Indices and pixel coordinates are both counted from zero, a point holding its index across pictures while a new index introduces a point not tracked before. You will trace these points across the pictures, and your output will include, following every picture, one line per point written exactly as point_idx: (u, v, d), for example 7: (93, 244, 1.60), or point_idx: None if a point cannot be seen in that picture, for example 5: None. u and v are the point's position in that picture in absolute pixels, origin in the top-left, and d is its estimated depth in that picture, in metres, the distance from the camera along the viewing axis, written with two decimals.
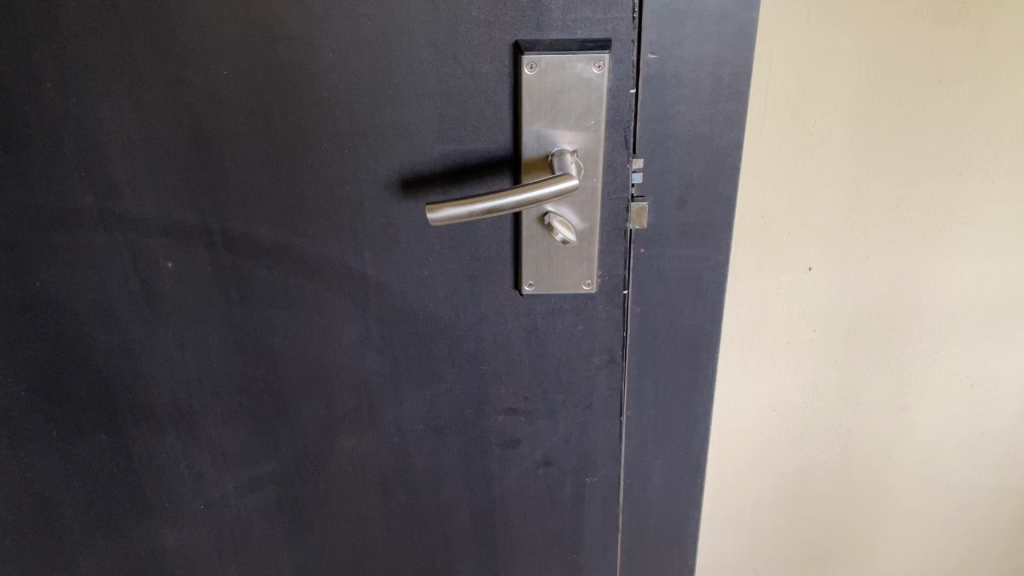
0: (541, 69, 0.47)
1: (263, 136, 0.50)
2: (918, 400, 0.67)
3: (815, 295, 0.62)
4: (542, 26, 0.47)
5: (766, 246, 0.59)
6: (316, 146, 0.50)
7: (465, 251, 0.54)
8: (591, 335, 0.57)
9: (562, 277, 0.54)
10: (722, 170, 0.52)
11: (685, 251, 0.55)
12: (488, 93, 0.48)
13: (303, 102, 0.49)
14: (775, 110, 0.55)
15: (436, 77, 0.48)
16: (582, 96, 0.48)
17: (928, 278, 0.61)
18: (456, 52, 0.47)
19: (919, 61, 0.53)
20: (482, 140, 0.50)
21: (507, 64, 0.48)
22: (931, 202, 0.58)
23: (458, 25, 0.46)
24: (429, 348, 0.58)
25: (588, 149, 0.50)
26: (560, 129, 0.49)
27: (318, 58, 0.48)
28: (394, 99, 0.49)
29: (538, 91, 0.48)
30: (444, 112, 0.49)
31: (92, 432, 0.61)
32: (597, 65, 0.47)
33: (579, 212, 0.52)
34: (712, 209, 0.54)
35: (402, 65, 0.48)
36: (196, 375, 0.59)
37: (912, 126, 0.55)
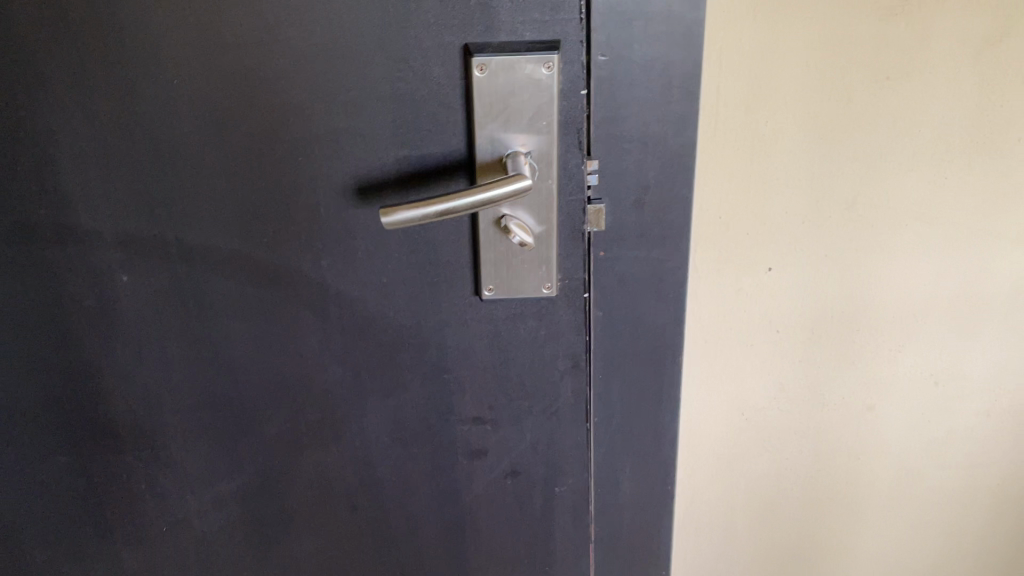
0: (492, 71, 0.47)
1: (216, 144, 0.50)
2: (884, 400, 0.68)
3: (775, 296, 0.62)
4: (491, 28, 0.47)
5: (726, 248, 0.60)
6: (272, 154, 0.50)
7: (424, 257, 0.54)
8: (554, 340, 0.58)
9: (522, 280, 0.54)
10: (672, 166, 0.54)
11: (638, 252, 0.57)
12: (440, 97, 0.49)
13: (256, 110, 0.49)
14: (728, 110, 0.55)
15: (387, 83, 0.48)
16: (533, 98, 0.48)
17: (886, 275, 0.62)
18: (407, 57, 0.47)
19: (865, 60, 0.54)
20: (436, 143, 0.50)
21: (457, 67, 0.48)
22: (884, 199, 0.59)
23: (408, 29, 0.47)
24: (392, 358, 0.57)
25: (542, 150, 0.50)
26: (513, 131, 0.49)
27: (269, 64, 0.48)
28: (347, 104, 0.49)
29: (489, 93, 0.48)
30: (397, 117, 0.49)
31: (53, 455, 0.60)
32: (546, 66, 0.47)
33: (535, 215, 0.52)
34: (666, 206, 0.55)
35: (353, 71, 0.48)
36: (154, 391, 0.58)
37: (862, 124, 0.56)
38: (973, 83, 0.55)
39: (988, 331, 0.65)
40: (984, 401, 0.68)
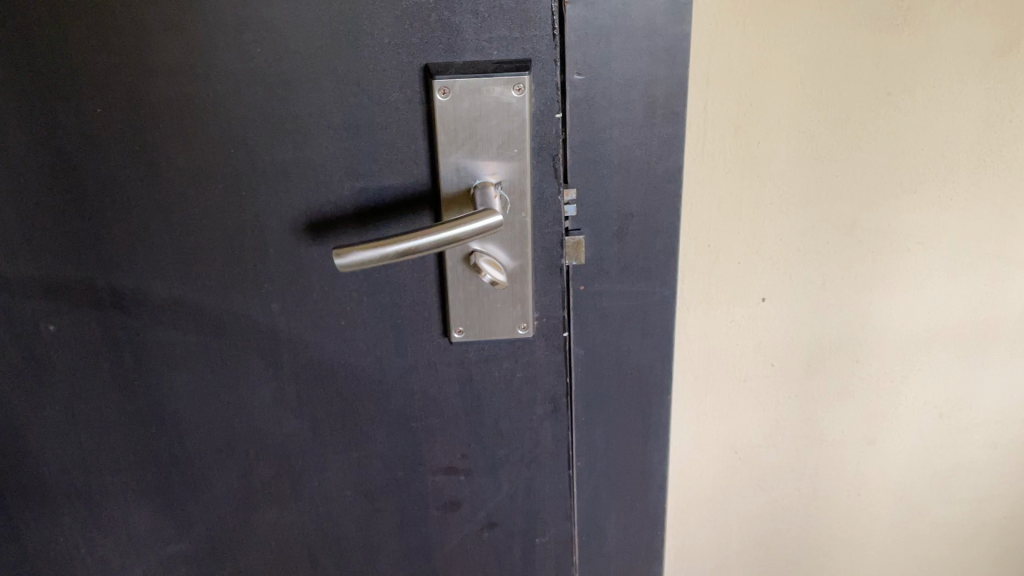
0: (456, 94, 0.42)
1: (148, 179, 0.45)
2: (885, 433, 0.64)
3: (769, 328, 0.58)
4: (454, 46, 0.42)
5: (715, 277, 0.55)
6: (211, 189, 0.45)
7: (386, 297, 0.49)
8: (531, 383, 0.53)
9: (495, 322, 0.49)
10: (656, 194, 0.49)
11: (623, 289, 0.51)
12: (398, 124, 0.44)
13: (191, 141, 0.44)
14: (716, 130, 0.50)
15: (339, 109, 0.43)
16: (503, 124, 0.43)
17: (886, 302, 0.58)
18: (361, 80, 0.42)
19: (864, 74, 0.50)
20: (395, 174, 0.45)
21: (417, 91, 0.43)
22: (885, 222, 0.55)
23: (360, 50, 0.42)
24: (354, 407, 0.52)
25: (514, 180, 0.45)
26: (482, 159, 0.44)
27: (205, 90, 0.43)
28: (294, 133, 0.44)
29: (453, 119, 0.43)
30: (351, 147, 0.44)
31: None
32: (517, 88, 0.42)
33: (508, 250, 0.47)
34: (651, 235, 0.51)
35: (301, 96, 0.43)
36: (90, 449, 0.52)
37: (861, 142, 0.52)
38: (980, 97, 0.51)
39: (994, 358, 0.61)
40: (990, 432, 0.64)
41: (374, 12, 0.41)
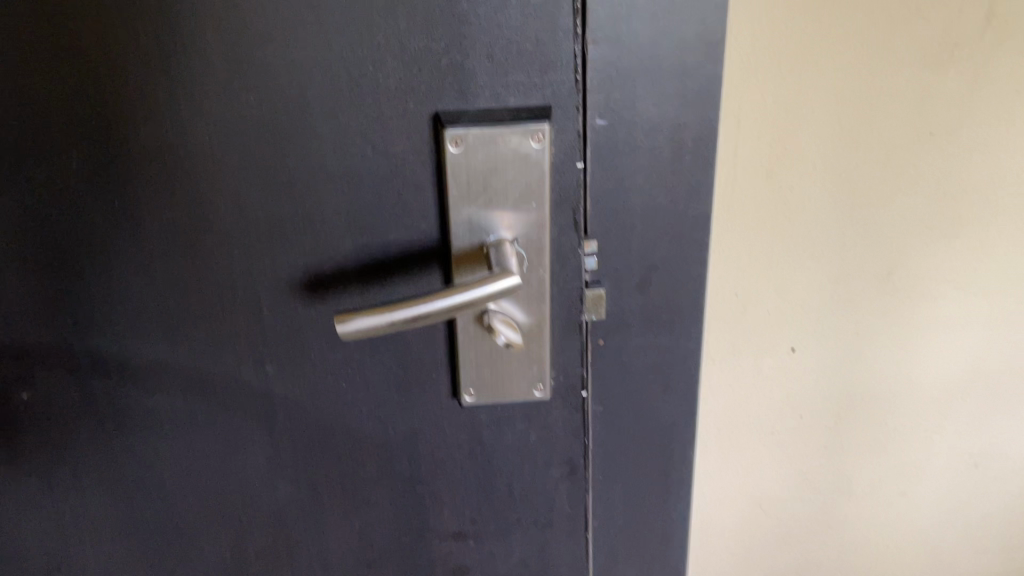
0: (469, 145, 0.38)
1: (129, 238, 0.41)
2: (917, 485, 0.60)
3: (798, 379, 0.54)
4: (467, 93, 0.38)
5: (742, 326, 0.51)
6: (199, 245, 0.41)
7: (390, 358, 0.45)
8: (547, 444, 0.49)
9: (509, 383, 0.45)
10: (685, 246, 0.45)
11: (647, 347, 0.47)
12: (405, 175, 0.40)
13: (176, 196, 0.40)
14: (746, 172, 0.46)
15: (340, 160, 0.39)
16: (520, 176, 0.39)
17: (922, 351, 0.54)
18: (364, 129, 0.38)
19: (906, 114, 0.46)
20: (401, 229, 0.41)
21: (426, 140, 0.39)
22: (925, 269, 0.51)
23: (364, 97, 0.38)
24: (355, 472, 0.48)
25: (530, 235, 0.41)
26: (496, 213, 0.40)
27: (191, 142, 0.38)
28: (291, 186, 0.40)
29: (466, 171, 0.39)
30: (353, 201, 0.40)
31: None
32: (536, 138, 0.39)
33: (525, 307, 0.43)
34: (680, 296, 0.47)
35: (298, 147, 0.39)
36: (69, 519, 0.49)
37: (901, 186, 0.48)
38: None
39: None
40: None
41: (377, 56, 0.37)
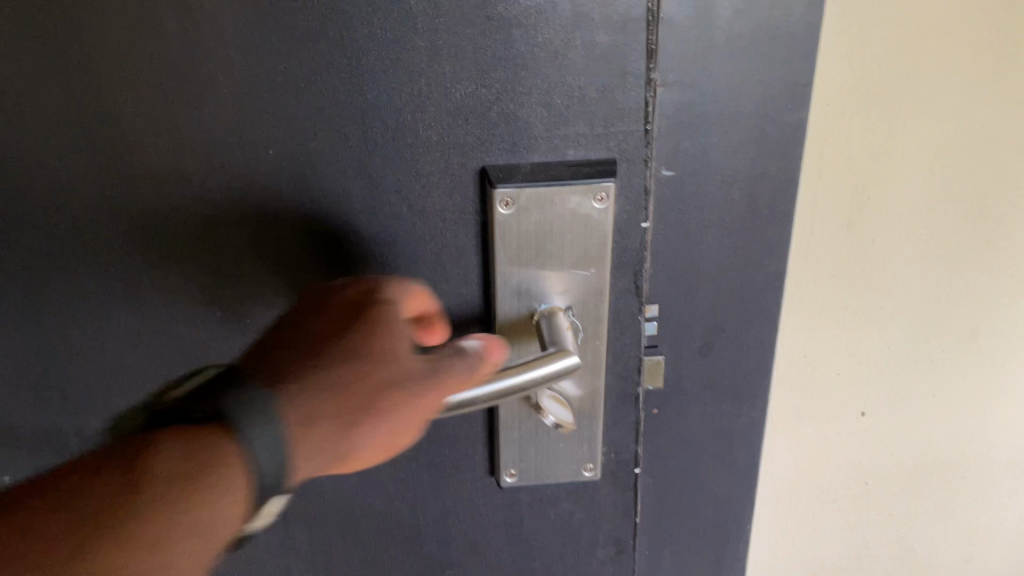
0: (521, 206, 0.33)
1: (124, 310, 0.35)
2: (990, 551, 0.55)
3: (867, 445, 0.49)
4: (520, 145, 0.33)
5: (809, 390, 0.46)
6: (203, 321, 0.35)
7: (422, 436, 0.40)
8: (593, 524, 0.44)
9: (555, 462, 0.41)
10: (751, 323, 0.39)
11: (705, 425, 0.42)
12: (445, 237, 0.35)
13: (179, 263, 0.34)
14: (826, 225, 0.41)
15: (371, 222, 0.34)
16: (579, 240, 0.34)
17: (1004, 416, 0.49)
18: (400, 186, 0.33)
19: (1006, 163, 0.41)
20: (439, 297, 0.36)
21: (471, 198, 0.34)
22: (1013, 329, 0.46)
23: (401, 150, 0.33)
24: (379, 555, 0.43)
25: (586, 303, 0.36)
26: (549, 281, 0.35)
27: (197, 202, 0.33)
28: (312, 250, 0.34)
29: (517, 235, 0.34)
30: (385, 267, 0.35)
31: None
32: (598, 197, 0.33)
33: (576, 381, 0.38)
34: (744, 372, 0.40)
35: (322, 207, 0.33)
36: None
37: (995, 241, 0.43)
38: None
39: None
40: None
41: (418, 104, 0.32)
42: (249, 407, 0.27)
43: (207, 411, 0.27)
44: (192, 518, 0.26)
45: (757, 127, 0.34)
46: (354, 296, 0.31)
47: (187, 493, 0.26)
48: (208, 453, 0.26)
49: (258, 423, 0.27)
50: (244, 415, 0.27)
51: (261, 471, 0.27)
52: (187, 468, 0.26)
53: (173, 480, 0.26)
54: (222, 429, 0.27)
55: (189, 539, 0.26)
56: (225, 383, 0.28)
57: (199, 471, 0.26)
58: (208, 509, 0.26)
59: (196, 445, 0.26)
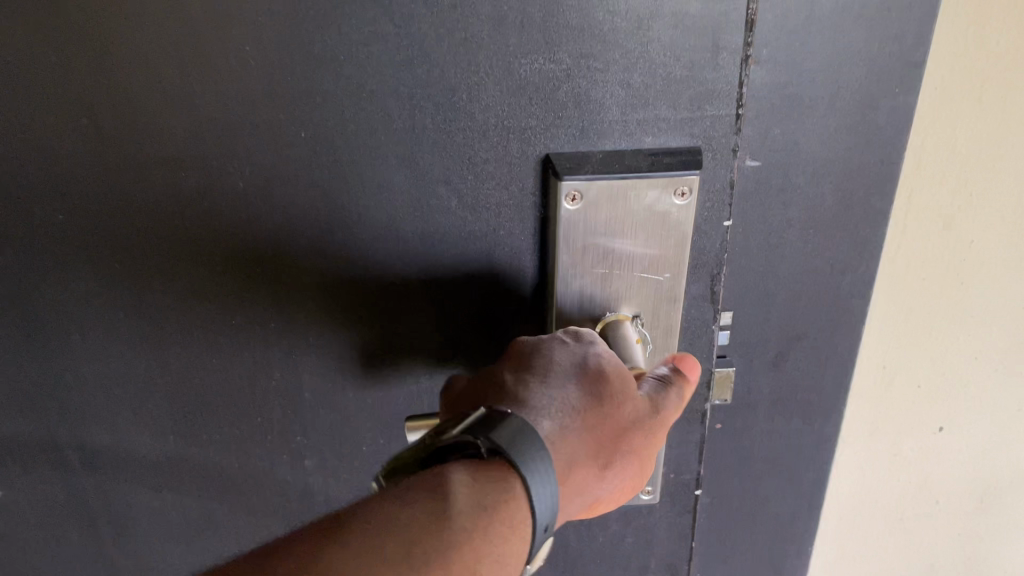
0: (590, 201, 0.28)
1: (133, 310, 0.31)
2: None
3: (945, 466, 0.41)
4: (591, 130, 0.28)
5: (878, 452, 0.40)
6: (221, 321, 0.31)
7: None
8: (645, 548, 0.40)
9: None
10: (833, 339, 0.34)
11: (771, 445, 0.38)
12: (500, 235, 0.30)
13: (194, 257, 0.30)
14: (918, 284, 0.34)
15: (417, 215, 0.29)
16: (654, 241, 0.30)
17: None
18: (451, 176, 0.29)
19: None
20: (491, 302, 0.32)
21: (532, 191, 0.29)
22: None
23: (453, 134, 0.28)
24: None
25: (657, 312, 0.31)
26: (617, 288, 0.30)
27: (216, 190, 0.29)
28: (348, 246, 0.30)
29: (583, 234, 0.29)
30: (430, 267, 0.31)
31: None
32: (679, 192, 0.29)
33: None
34: (822, 393, 0.36)
35: (360, 197, 0.29)
36: None
37: None
38: None
39: None
40: None
41: (474, 83, 0.27)
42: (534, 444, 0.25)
43: (489, 447, 0.24)
44: (489, 551, 0.24)
45: (858, 117, 0.29)
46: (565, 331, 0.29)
47: (495, 520, 0.24)
48: (494, 490, 0.24)
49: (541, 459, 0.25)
50: (521, 453, 0.24)
51: (539, 512, 0.25)
52: (470, 504, 0.24)
53: (473, 515, 0.24)
54: (505, 464, 0.25)
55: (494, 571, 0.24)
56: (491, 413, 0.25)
57: (492, 506, 0.24)
58: (494, 549, 0.24)
59: (494, 482, 0.24)
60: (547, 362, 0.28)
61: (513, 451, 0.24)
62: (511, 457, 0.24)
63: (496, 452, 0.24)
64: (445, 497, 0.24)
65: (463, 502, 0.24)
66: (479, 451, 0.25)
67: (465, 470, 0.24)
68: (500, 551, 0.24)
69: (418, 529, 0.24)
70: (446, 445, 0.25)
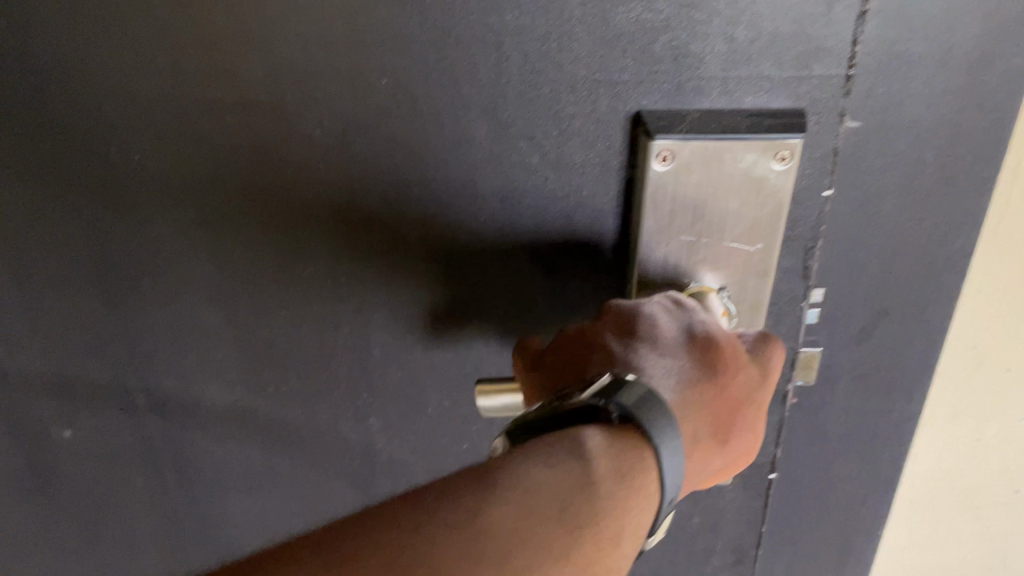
0: (683, 160, 0.27)
1: (205, 258, 0.30)
2: None
3: None
4: (686, 86, 0.26)
5: (959, 440, 0.37)
6: (293, 271, 0.31)
7: None
8: (712, 530, 0.38)
9: None
10: (928, 324, 0.32)
11: (854, 436, 0.35)
12: (582, 195, 0.29)
13: (268, 205, 0.29)
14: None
15: (497, 170, 0.28)
16: (748, 208, 0.28)
17: None
18: (534, 130, 0.27)
19: None
20: (569, 265, 0.30)
21: (619, 148, 0.28)
22: None
23: (539, 85, 0.26)
24: None
25: (745, 286, 0.29)
26: (703, 255, 0.29)
27: (294, 135, 0.28)
28: (424, 200, 0.29)
29: (671, 197, 0.27)
30: (508, 225, 0.29)
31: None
32: (779, 157, 0.27)
33: None
34: (914, 382, 0.34)
35: (439, 149, 0.28)
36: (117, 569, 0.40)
37: None
38: None
39: None
40: None
41: (567, 29, 0.25)
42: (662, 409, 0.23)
43: (619, 413, 0.23)
44: (630, 521, 0.22)
45: (968, 77, 0.26)
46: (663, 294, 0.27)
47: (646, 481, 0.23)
48: (628, 458, 0.23)
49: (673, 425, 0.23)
50: (653, 419, 0.23)
51: (670, 484, 0.23)
52: (613, 466, 0.22)
53: (614, 482, 0.22)
54: (637, 431, 0.23)
55: (633, 542, 0.23)
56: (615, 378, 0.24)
57: (631, 474, 0.23)
58: (635, 518, 0.23)
59: (628, 448, 0.23)
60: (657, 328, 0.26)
61: (643, 417, 0.23)
62: (644, 422, 0.23)
63: (627, 419, 0.23)
64: (586, 460, 0.23)
65: (605, 468, 0.22)
66: (608, 417, 0.23)
67: (598, 436, 0.23)
68: (639, 522, 0.23)
69: (565, 490, 0.22)
70: (567, 411, 0.24)
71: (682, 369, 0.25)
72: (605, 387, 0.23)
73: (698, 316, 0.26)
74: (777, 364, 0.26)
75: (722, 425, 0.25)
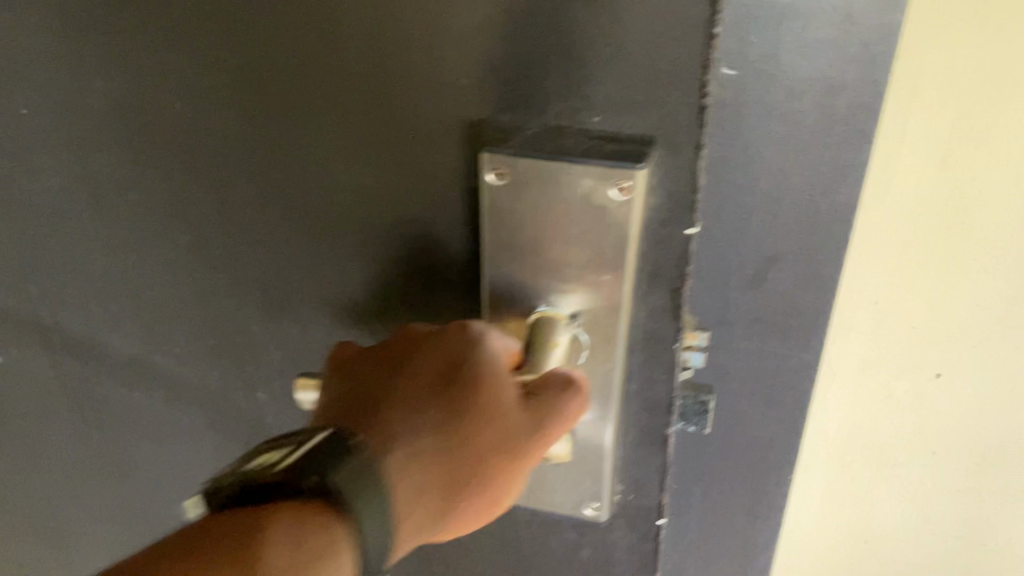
0: (519, 175, 0.26)
1: (122, 206, 0.33)
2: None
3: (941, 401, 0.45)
4: (525, 98, 0.25)
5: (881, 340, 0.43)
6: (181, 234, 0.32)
7: None
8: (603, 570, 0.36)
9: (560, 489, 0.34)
10: None
11: None
12: (433, 199, 0.28)
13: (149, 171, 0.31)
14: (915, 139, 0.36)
15: (349, 163, 0.28)
16: (593, 234, 0.26)
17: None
18: (378, 128, 0.27)
19: None
20: (430, 268, 0.30)
21: (464, 158, 0.27)
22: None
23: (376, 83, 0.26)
24: None
25: (598, 315, 0.28)
26: (554, 275, 0.28)
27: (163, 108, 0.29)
28: (286, 183, 0.29)
29: (515, 212, 0.27)
30: (367, 220, 0.29)
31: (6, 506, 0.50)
32: (619, 185, 0.25)
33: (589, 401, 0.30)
34: None
35: (291, 136, 0.28)
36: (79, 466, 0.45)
37: None
38: None
39: None
40: None
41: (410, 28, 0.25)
42: (363, 486, 0.24)
43: (316, 489, 0.24)
44: None
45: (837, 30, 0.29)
46: (448, 329, 0.27)
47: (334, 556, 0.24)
48: (313, 539, 0.23)
49: (373, 497, 0.24)
50: (351, 496, 0.24)
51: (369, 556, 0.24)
52: (289, 550, 0.23)
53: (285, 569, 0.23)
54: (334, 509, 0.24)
55: None
56: (328, 447, 0.24)
57: (311, 556, 0.23)
58: None
59: (309, 527, 0.23)
60: (418, 378, 0.27)
61: (340, 493, 0.24)
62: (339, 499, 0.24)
63: (320, 494, 0.24)
64: (258, 553, 0.23)
65: (275, 558, 0.23)
66: (303, 490, 0.24)
67: (284, 520, 0.23)
68: None
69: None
70: (266, 479, 0.24)
71: (427, 422, 0.26)
72: (324, 448, 0.24)
73: (464, 370, 0.26)
74: (549, 424, 0.27)
75: (456, 478, 0.26)
